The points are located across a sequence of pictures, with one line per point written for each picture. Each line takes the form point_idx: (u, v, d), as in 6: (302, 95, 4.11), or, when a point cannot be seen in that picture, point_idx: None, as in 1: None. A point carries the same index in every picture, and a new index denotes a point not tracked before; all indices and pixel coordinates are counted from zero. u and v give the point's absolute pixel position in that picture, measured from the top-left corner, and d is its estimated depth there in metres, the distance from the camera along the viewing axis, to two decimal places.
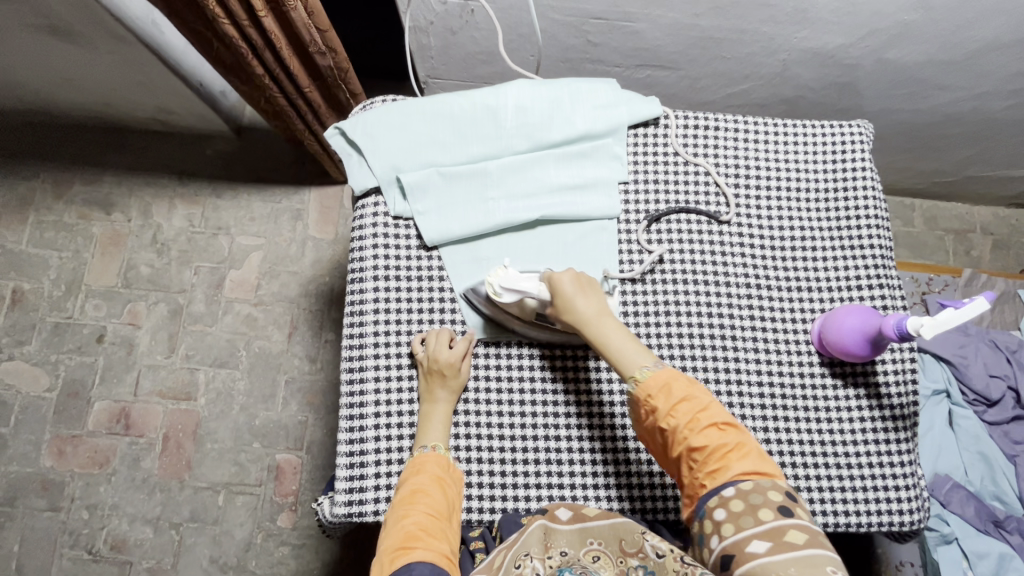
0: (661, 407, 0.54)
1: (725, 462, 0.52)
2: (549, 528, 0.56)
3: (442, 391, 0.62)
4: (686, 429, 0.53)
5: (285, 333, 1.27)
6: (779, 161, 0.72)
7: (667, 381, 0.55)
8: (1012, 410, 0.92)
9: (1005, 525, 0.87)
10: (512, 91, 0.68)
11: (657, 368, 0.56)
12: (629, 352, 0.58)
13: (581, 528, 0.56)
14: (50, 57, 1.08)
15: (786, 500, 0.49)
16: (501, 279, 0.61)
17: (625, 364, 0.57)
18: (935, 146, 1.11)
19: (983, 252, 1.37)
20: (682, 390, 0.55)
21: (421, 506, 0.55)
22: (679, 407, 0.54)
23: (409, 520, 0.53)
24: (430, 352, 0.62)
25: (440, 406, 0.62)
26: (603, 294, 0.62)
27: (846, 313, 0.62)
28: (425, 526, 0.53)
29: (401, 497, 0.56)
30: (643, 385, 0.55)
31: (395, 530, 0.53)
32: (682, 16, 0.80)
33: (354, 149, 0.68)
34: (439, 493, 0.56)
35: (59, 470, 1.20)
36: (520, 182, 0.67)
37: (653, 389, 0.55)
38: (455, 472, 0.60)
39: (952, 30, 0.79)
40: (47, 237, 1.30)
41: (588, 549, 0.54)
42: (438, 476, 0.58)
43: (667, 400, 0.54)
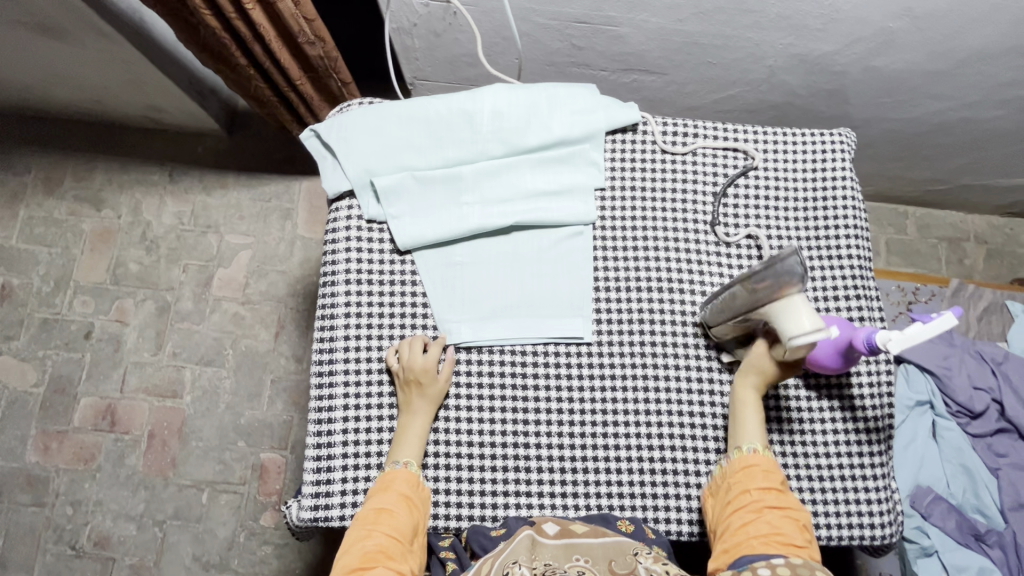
0: (758, 480, 0.57)
1: (790, 550, 0.53)
2: (536, 540, 0.54)
3: (420, 401, 0.62)
4: (769, 505, 0.56)
5: (272, 332, 1.27)
6: (760, 169, 0.71)
7: (768, 468, 0.58)
8: (995, 423, 0.91)
9: (986, 539, 0.85)
10: (489, 96, 0.67)
11: (771, 460, 0.59)
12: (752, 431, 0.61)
13: (572, 545, 0.54)
14: (41, 54, 1.08)
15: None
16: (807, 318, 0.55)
17: (744, 435, 0.60)
18: (927, 155, 1.10)
19: (977, 261, 1.36)
20: (776, 480, 0.58)
21: (384, 527, 0.55)
22: (771, 490, 0.57)
23: (371, 540, 0.54)
24: (406, 361, 0.62)
25: (418, 418, 0.61)
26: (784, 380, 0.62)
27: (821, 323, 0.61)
28: (383, 548, 0.54)
29: (365, 515, 0.56)
30: (748, 458, 0.59)
31: (355, 549, 0.54)
32: (665, 21, 0.80)
33: (328, 151, 0.68)
34: (406, 515, 0.56)
35: (44, 466, 1.20)
36: (495, 187, 0.67)
37: (760, 464, 0.58)
38: (423, 492, 0.60)
39: (939, 39, 0.78)
40: (37, 233, 1.31)
41: (573, 564, 0.52)
42: (405, 495, 0.57)
43: (762, 480, 0.57)
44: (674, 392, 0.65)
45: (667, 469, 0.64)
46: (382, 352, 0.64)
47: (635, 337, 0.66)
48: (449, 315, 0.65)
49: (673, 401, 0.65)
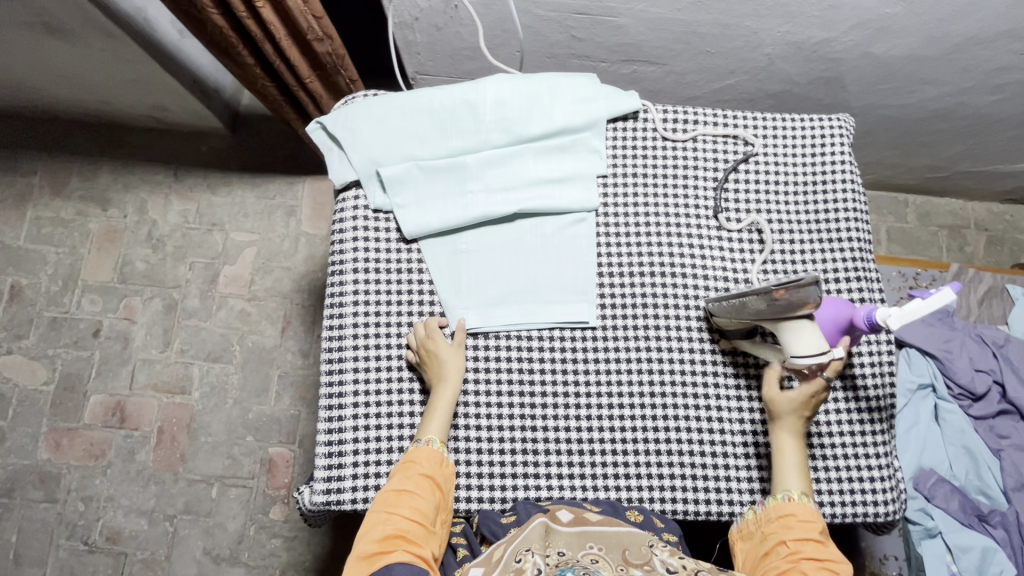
0: (795, 530, 0.56)
1: None
2: (549, 528, 0.54)
3: (445, 370, 0.62)
4: (806, 557, 0.54)
5: (278, 328, 1.28)
6: (760, 155, 0.72)
7: (804, 517, 0.56)
8: (997, 405, 0.92)
9: (990, 519, 0.86)
10: (491, 86, 0.68)
11: (809, 508, 0.57)
12: (792, 477, 0.59)
13: (587, 534, 0.54)
14: (47, 54, 1.10)
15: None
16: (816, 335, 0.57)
17: (783, 481, 0.59)
18: (926, 141, 1.11)
19: (977, 248, 1.37)
20: (815, 531, 0.56)
21: (404, 510, 0.55)
22: (809, 541, 0.55)
23: (391, 524, 0.54)
24: (424, 342, 0.63)
25: (446, 389, 0.62)
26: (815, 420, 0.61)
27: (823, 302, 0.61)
28: (405, 531, 0.54)
29: (385, 497, 0.56)
30: (788, 506, 0.57)
31: (375, 533, 0.53)
32: (664, 10, 0.81)
33: (334, 143, 0.69)
34: (427, 495, 0.56)
35: (55, 463, 1.22)
36: (499, 175, 0.68)
37: (799, 513, 0.57)
38: (448, 469, 0.59)
39: (935, 24, 0.79)
40: (44, 233, 1.32)
41: (586, 552, 0.52)
42: (427, 474, 0.58)
43: (800, 530, 0.56)
44: (678, 374, 0.66)
45: (673, 450, 0.65)
46: (390, 338, 0.66)
47: (639, 321, 0.67)
48: (455, 302, 0.66)
49: (677, 383, 0.66)
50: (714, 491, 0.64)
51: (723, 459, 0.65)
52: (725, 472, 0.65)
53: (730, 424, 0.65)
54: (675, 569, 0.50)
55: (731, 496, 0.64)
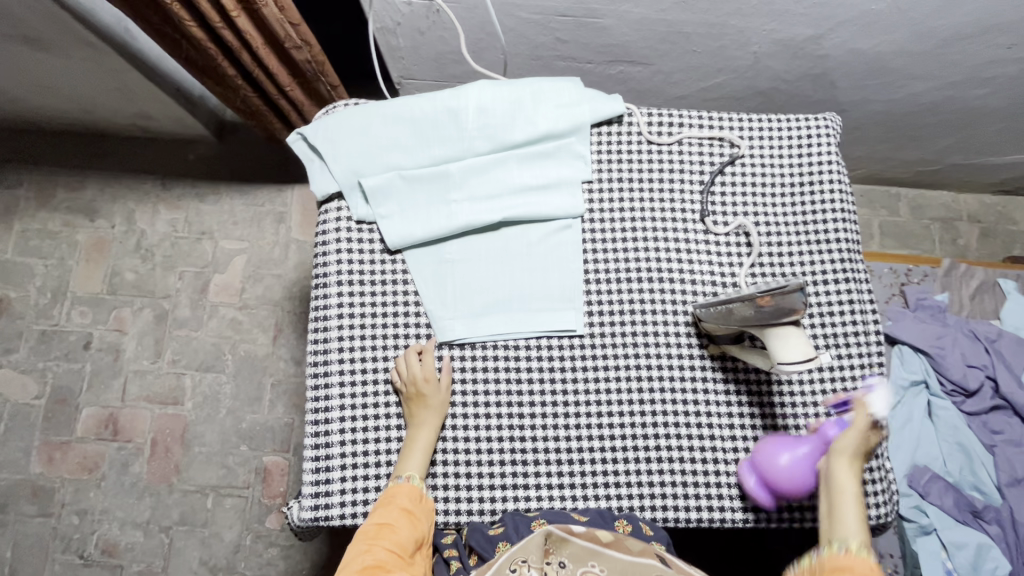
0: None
1: None
2: (558, 537, 0.54)
3: (426, 413, 0.62)
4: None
5: (270, 336, 1.27)
6: (746, 156, 0.71)
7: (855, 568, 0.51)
8: (990, 400, 0.92)
9: (983, 515, 0.86)
10: (473, 93, 0.68)
11: (869, 564, 0.51)
12: (852, 525, 0.54)
13: (591, 549, 0.53)
14: (28, 66, 1.08)
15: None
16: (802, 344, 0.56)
17: (841, 531, 0.54)
18: (916, 135, 1.10)
19: (970, 240, 1.36)
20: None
21: (384, 542, 0.54)
22: None
23: (371, 555, 0.53)
24: (407, 375, 0.62)
25: (426, 430, 0.62)
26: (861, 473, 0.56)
27: (775, 448, 0.61)
28: (383, 563, 0.53)
29: (366, 529, 0.56)
30: (848, 557, 0.52)
31: (355, 564, 0.53)
32: (648, 11, 0.80)
33: (315, 154, 0.68)
34: (407, 529, 0.56)
35: (48, 476, 1.21)
36: (482, 183, 0.67)
37: (849, 565, 0.51)
38: (427, 504, 0.60)
39: (922, 19, 0.78)
40: (32, 246, 1.31)
41: (586, 569, 0.51)
42: (407, 510, 0.57)
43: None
44: (667, 382, 0.66)
45: (662, 458, 0.64)
46: (376, 351, 0.65)
47: (626, 328, 0.67)
48: (441, 313, 0.66)
49: (666, 390, 0.66)
50: (705, 498, 0.64)
51: (712, 465, 0.64)
52: (715, 478, 0.64)
53: (720, 430, 0.65)
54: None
55: (721, 502, 0.64)
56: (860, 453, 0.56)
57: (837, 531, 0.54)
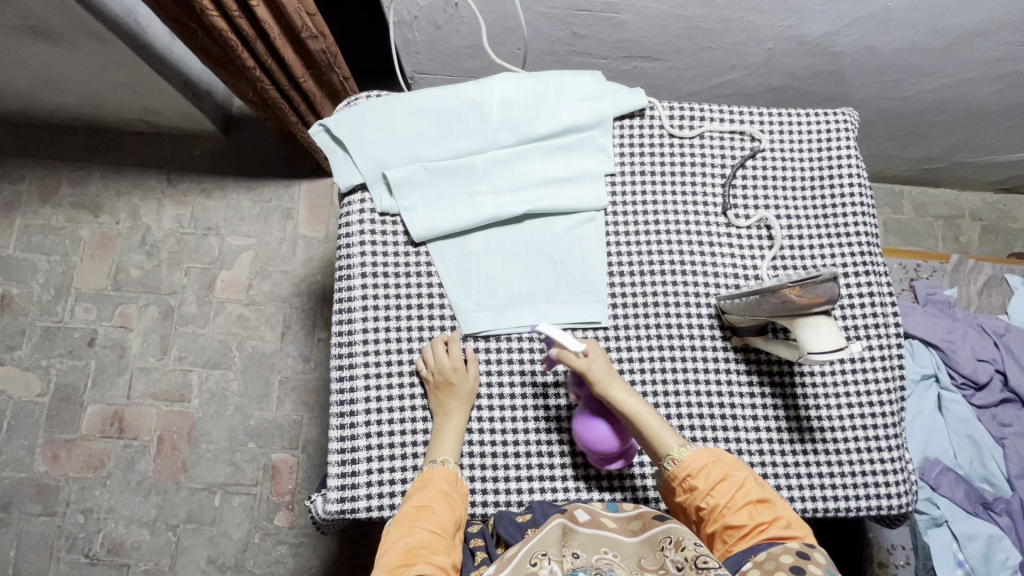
0: (700, 486, 0.56)
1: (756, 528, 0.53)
2: (568, 528, 0.55)
3: (453, 402, 0.62)
4: (724, 505, 0.55)
5: (278, 332, 1.26)
6: (767, 150, 0.72)
7: (705, 463, 0.57)
8: (999, 393, 0.93)
9: (994, 506, 0.87)
10: (497, 85, 0.68)
11: (693, 453, 0.57)
12: (665, 435, 0.58)
13: (602, 537, 0.54)
14: (35, 59, 1.07)
15: (798, 560, 0.49)
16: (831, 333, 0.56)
17: (662, 446, 0.58)
18: (923, 133, 1.11)
19: (972, 237, 1.38)
20: (717, 468, 0.57)
21: (425, 523, 0.54)
22: (718, 488, 0.56)
23: (414, 537, 0.53)
24: (433, 366, 0.62)
25: (454, 418, 0.62)
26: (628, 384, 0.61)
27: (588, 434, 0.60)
28: (426, 544, 0.53)
29: (406, 513, 0.56)
30: (683, 464, 0.57)
31: (399, 546, 0.53)
32: (666, 7, 0.80)
33: (339, 146, 0.68)
34: (446, 511, 0.56)
35: (52, 475, 1.20)
36: (506, 175, 0.67)
37: (692, 468, 0.57)
38: (462, 488, 0.59)
39: (936, 16, 0.79)
40: (34, 241, 1.29)
41: (601, 556, 0.52)
42: (444, 492, 0.57)
43: (706, 481, 0.56)
44: (691, 372, 0.66)
45: None
46: (401, 343, 0.65)
47: (651, 320, 0.67)
48: (466, 304, 0.65)
49: (689, 382, 0.66)
50: None
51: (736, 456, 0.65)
52: None
53: (744, 421, 0.66)
54: (681, 565, 0.49)
55: None
56: (615, 376, 0.60)
57: (660, 451, 0.58)
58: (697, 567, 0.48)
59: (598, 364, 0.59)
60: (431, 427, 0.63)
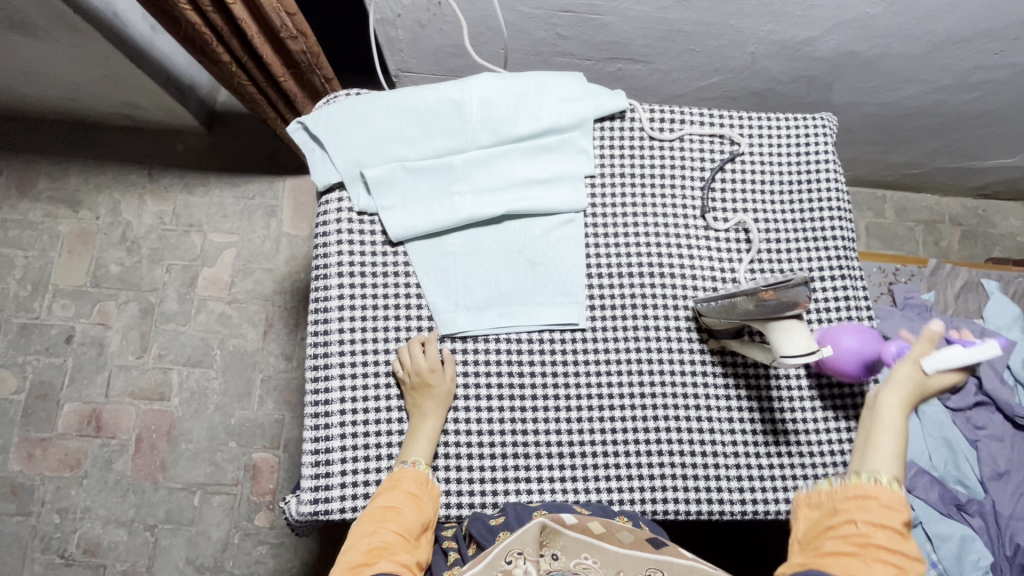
0: (871, 512, 0.50)
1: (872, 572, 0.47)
2: (549, 528, 0.54)
3: (430, 403, 0.61)
4: (876, 543, 0.48)
5: (260, 331, 1.25)
6: (746, 154, 0.72)
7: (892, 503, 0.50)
8: (974, 396, 0.94)
9: (967, 508, 0.88)
10: (477, 85, 0.67)
11: (896, 496, 0.51)
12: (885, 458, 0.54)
13: (585, 541, 0.54)
14: (13, 51, 1.05)
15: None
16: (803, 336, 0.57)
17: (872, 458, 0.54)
18: (904, 138, 1.13)
19: (952, 242, 1.40)
20: (896, 519, 0.49)
21: (391, 525, 0.54)
22: (884, 528, 0.49)
23: (378, 536, 0.53)
24: (409, 366, 0.62)
25: (430, 419, 0.61)
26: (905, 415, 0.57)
27: (844, 331, 0.63)
28: (388, 544, 0.53)
29: (373, 513, 0.55)
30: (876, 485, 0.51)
31: (360, 545, 0.52)
32: (650, 9, 0.80)
33: (316, 144, 0.68)
34: (414, 513, 0.56)
35: (27, 474, 1.18)
36: (486, 176, 0.67)
37: (883, 497, 0.50)
38: (433, 489, 0.59)
39: (914, 23, 0.80)
40: (11, 236, 1.27)
41: (580, 561, 0.53)
42: (412, 494, 0.57)
43: (879, 515, 0.50)
44: (669, 374, 0.66)
45: (665, 451, 0.65)
46: (377, 343, 0.64)
47: (629, 321, 0.67)
48: (444, 304, 0.65)
49: (666, 384, 0.66)
50: (704, 490, 0.64)
51: (711, 458, 0.65)
52: (715, 469, 0.65)
53: (719, 424, 0.66)
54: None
55: (720, 495, 0.64)
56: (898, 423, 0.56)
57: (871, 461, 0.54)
58: None
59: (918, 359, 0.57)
60: (407, 428, 0.63)
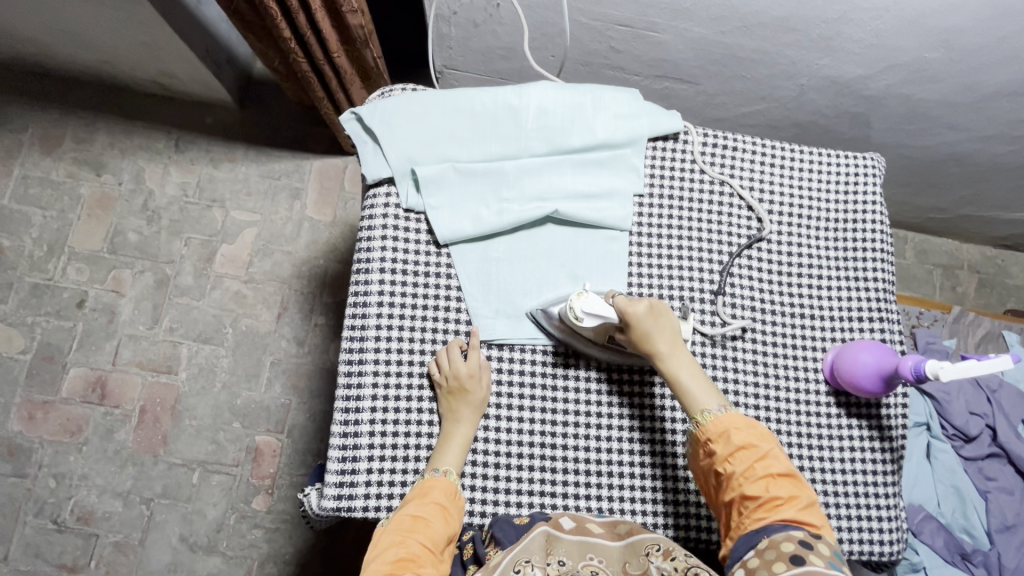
0: (719, 453, 0.56)
1: (776, 509, 0.52)
2: (552, 536, 0.55)
3: (465, 409, 0.61)
4: (738, 477, 0.54)
5: (274, 313, 1.24)
6: (794, 187, 0.72)
7: (729, 427, 0.56)
8: (987, 447, 0.95)
9: (972, 558, 0.89)
10: (536, 92, 0.67)
11: (725, 420, 0.56)
12: (702, 392, 0.58)
13: (588, 543, 0.54)
14: (57, 8, 1.04)
15: (799, 549, 0.48)
16: (584, 304, 0.60)
17: (694, 405, 0.58)
18: (936, 183, 1.13)
19: (968, 289, 1.41)
20: (741, 438, 0.55)
21: (419, 536, 0.54)
22: (736, 454, 0.55)
23: (405, 547, 0.53)
24: (448, 370, 0.61)
25: (464, 425, 0.61)
26: (681, 347, 0.60)
27: (862, 348, 0.64)
28: (415, 556, 0.52)
29: (401, 520, 0.55)
30: (705, 428, 0.56)
31: (388, 554, 0.52)
32: (707, 32, 0.80)
33: (369, 135, 0.67)
34: (441, 525, 0.55)
35: (27, 436, 1.16)
36: (536, 184, 0.66)
37: (716, 431, 0.56)
38: (460, 501, 0.59)
39: (972, 72, 0.80)
40: (31, 194, 1.26)
41: (586, 564, 0.53)
42: (442, 505, 0.56)
43: (727, 445, 0.55)
44: None
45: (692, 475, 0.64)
46: (414, 342, 0.64)
47: None
48: (483, 310, 0.65)
49: None
50: None
51: None
52: None
53: None
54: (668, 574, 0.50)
55: None
56: (668, 338, 0.60)
57: (694, 405, 0.58)
58: None
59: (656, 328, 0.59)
60: (438, 431, 0.62)
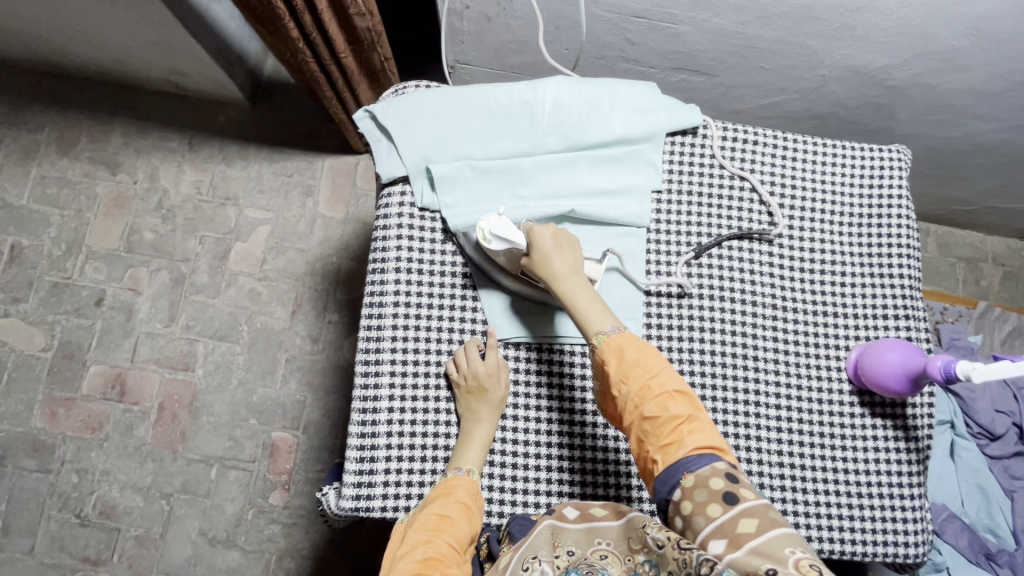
0: (615, 378, 0.55)
1: (680, 433, 0.51)
2: (556, 528, 0.54)
3: (484, 408, 0.60)
4: (638, 401, 0.53)
5: (288, 311, 1.25)
6: (816, 181, 0.70)
7: (621, 347, 0.55)
8: (1014, 446, 0.93)
9: (997, 558, 0.87)
10: (552, 88, 0.66)
11: (619, 339, 0.56)
12: (597, 314, 0.58)
13: (591, 529, 0.53)
14: (71, 9, 1.05)
15: (728, 485, 0.47)
16: (493, 226, 0.59)
17: (589, 327, 0.57)
18: (961, 175, 1.09)
19: (993, 282, 1.37)
20: (633, 357, 0.55)
21: (446, 536, 0.53)
22: (633, 378, 0.54)
23: (433, 547, 0.52)
24: (466, 369, 0.61)
25: (483, 425, 0.61)
26: (579, 271, 0.59)
27: (887, 347, 0.62)
28: (444, 556, 0.52)
29: (426, 519, 0.54)
30: (602, 349, 0.56)
31: (415, 553, 0.52)
32: (727, 23, 0.78)
33: (382, 133, 0.67)
34: (466, 524, 0.55)
35: (50, 433, 1.19)
36: (552, 181, 0.66)
37: (613, 351, 0.55)
38: (482, 502, 0.59)
39: (1002, 60, 0.77)
40: (49, 194, 1.27)
41: (595, 548, 0.52)
42: (465, 504, 0.56)
43: (620, 367, 0.55)
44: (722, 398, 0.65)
45: None
46: (430, 342, 0.64)
47: (685, 343, 0.66)
48: (499, 310, 0.64)
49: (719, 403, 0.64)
50: None
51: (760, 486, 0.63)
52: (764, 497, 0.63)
53: (769, 456, 0.64)
54: (662, 543, 0.47)
55: None
56: (571, 268, 0.59)
57: (589, 328, 0.57)
58: (681, 548, 0.45)
59: (556, 258, 0.59)
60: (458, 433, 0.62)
